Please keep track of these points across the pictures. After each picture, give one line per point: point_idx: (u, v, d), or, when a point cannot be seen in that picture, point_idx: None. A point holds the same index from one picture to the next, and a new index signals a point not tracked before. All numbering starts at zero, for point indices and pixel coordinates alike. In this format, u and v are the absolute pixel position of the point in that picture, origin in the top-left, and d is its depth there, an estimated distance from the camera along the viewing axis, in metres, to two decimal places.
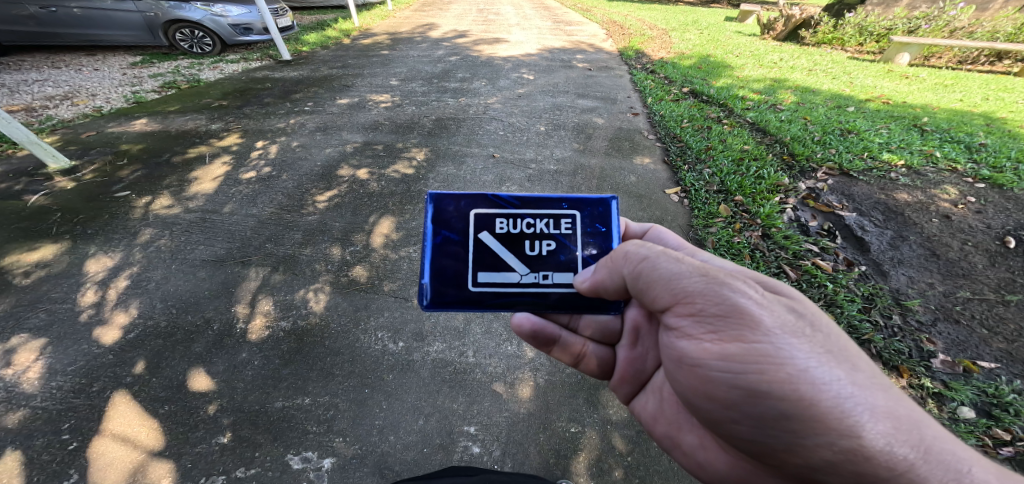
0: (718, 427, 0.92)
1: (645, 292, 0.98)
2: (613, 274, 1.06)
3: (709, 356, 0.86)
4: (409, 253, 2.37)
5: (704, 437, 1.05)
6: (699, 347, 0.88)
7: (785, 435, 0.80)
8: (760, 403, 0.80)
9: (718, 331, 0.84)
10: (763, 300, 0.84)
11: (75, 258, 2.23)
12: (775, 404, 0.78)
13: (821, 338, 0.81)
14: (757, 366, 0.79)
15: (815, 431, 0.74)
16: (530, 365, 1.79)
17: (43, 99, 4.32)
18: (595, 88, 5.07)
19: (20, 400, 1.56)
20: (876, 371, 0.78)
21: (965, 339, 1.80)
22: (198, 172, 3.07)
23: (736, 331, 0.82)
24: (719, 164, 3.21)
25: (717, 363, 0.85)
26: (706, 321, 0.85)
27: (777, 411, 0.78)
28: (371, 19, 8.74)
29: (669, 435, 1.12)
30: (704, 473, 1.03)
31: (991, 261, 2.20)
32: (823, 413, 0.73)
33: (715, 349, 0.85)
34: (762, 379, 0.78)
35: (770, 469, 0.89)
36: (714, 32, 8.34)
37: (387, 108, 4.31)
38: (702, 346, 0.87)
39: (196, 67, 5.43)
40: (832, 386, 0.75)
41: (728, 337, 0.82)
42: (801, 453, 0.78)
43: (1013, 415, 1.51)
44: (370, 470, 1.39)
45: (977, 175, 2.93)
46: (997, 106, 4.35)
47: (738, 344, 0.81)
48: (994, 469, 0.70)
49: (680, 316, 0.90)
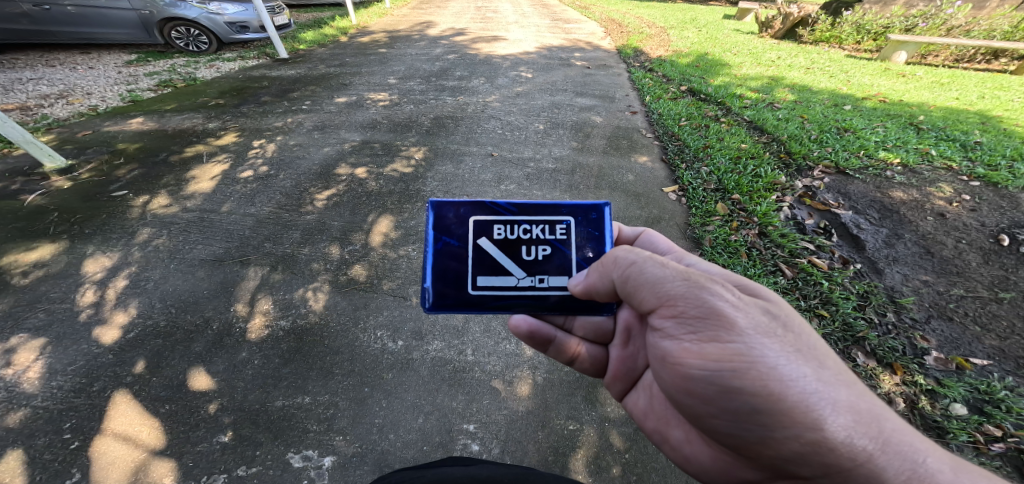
0: (698, 423, 0.94)
1: (631, 293, 0.99)
2: (602, 275, 1.06)
3: (689, 355, 0.87)
4: (408, 252, 2.38)
5: (689, 432, 1.06)
6: (681, 347, 0.89)
7: (758, 429, 0.82)
8: (734, 399, 0.81)
9: (698, 332, 0.85)
10: (740, 301, 0.85)
11: (74, 258, 2.22)
12: (749, 400, 0.79)
13: (793, 337, 0.82)
14: (731, 364, 0.81)
15: (785, 425, 0.76)
16: (528, 364, 1.80)
17: (37, 98, 4.29)
18: (593, 87, 5.07)
19: (21, 400, 1.56)
20: (844, 369, 0.79)
21: (958, 336, 1.82)
22: (196, 171, 3.06)
23: (713, 331, 0.83)
24: (717, 162, 3.22)
25: (696, 361, 0.86)
26: (687, 321, 0.87)
27: (750, 407, 0.80)
28: (370, 17, 8.71)
29: (658, 431, 1.13)
30: (691, 467, 1.05)
31: (985, 259, 2.22)
32: (793, 410, 0.75)
33: (695, 348, 0.86)
34: (739, 378, 0.79)
35: (748, 462, 0.90)
36: (712, 31, 8.36)
37: (385, 106, 4.30)
38: (684, 346, 0.88)
39: (193, 65, 5.39)
40: (800, 383, 0.77)
41: (707, 337, 0.83)
42: (773, 446, 0.81)
43: (1003, 412, 1.53)
44: (370, 468, 1.40)
45: (972, 173, 2.95)
46: (993, 104, 4.37)
47: (714, 344, 0.82)
48: (957, 461, 0.71)
49: (662, 317, 0.91)
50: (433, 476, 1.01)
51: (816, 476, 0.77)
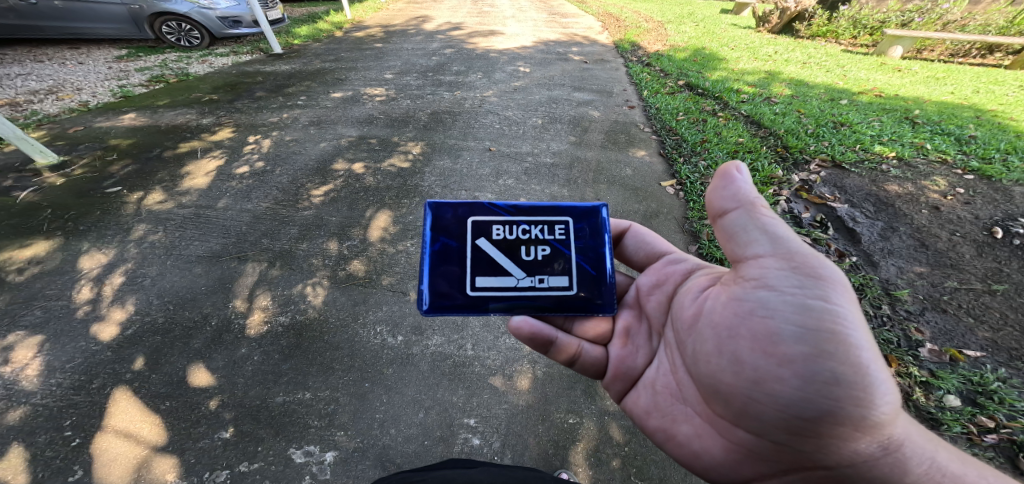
0: (748, 392, 0.87)
1: (742, 233, 0.99)
2: (720, 201, 1.06)
3: (786, 307, 0.85)
4: (407, 247, 2.38)
5: (699, 427, 1.00)
6: (781, 298, 0.87)
7: (826, 402, 0.78)
8: (820, 361, 0.79)
9: (808, 286, 0.86)
10: None
11: (69, 255, 2.20)
12: (833, 366, 0.78)
13: None
14: (829, 326, 0.81)
15: (853, 403, 0.77)
16: (528, 358, 1.81)
17: (27, 93, 4.23)
18: (591, 81, 5.05)
19: (20, 397, 1.56)
20: None
21: (952, 328, 1.84)
22: (191, 167, 3.03)
23: (821, 292, 0.85)
24: (714, 156, 3.23)
25: (792, 316, 0.84)
26: (801, 274, 0.88)
27: (832, 374, 0.78)
28: (364, 12, 8.61)
29: (662, 429, 1.07)
30: (698, 463, 0.99)
31: (979, 252, 2.25)
32: (866, 387, 0.78)
33: (799, 301, 0.85)
34: (832, 340, 0.80)
35: (772, 452, 0.87)
36: (709, 25, 8.33)
37: (381, 102, 4.26)
38: (785, 297, 0.86)
39: (185, 60, 5.32)
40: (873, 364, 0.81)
41: (816, 293, 0.84)
42: (831, 428, 0.78)
43: (996, 403, 1.56)
44: (372, 463, 1.41)
45: (966, 167, 2.98)
46: (987, 98, 4.40)
47: (820, 303, 0.83)
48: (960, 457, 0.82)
49: (771, 267, 0.92)
50: (434, 479, 1.01)
51: (841, 465, 0.79)
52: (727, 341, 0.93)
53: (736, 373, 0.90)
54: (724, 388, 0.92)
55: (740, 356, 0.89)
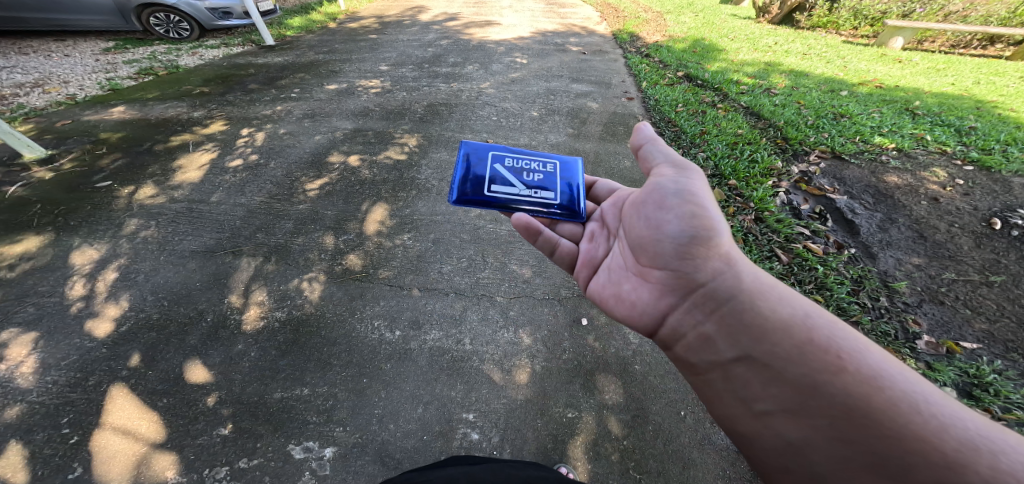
0: (656, 261, 1.03)
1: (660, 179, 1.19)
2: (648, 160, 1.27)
3: (677, 211, 1.06)
4: (403, 241, 2.35)
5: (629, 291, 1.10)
6: (674, 209, 1.07)
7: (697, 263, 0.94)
8: (691, 234, 0.98)
9: (694, 205, 1.05)
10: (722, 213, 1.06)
11: (59, 251, 2.17)
12: (700, 242, 0.97)
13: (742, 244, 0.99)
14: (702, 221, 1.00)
15: (712, 261, 0.93)
16: (526, 352, 1.80)
17: (12, 86, 4.13)
18: (589, 72, 4.99)
19: (16, 395, 1.54)
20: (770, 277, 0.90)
21: (948, 319, 1.85)
22: (182, 161, 2.98)
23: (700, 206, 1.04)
24: (714, 148, 3.21)
25: (679, 216, 1.04)
26: (691, 198, 1.07)
27: (700, 245, 0.96)
28: (358, 2, 8.45)
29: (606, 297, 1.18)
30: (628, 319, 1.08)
31: (977, 243, 2.24)
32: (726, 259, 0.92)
33: (684, 208, 1.05)
34: (703, 226, 0.99)
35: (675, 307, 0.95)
36: (709, 15, 8.24)
37: (377, 94, 4.20)
38: (676, 208, 1.07)
39: (174, 52, 5.21)
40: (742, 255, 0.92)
41: (697, 207, 1.04)
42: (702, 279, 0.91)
43: (992, 395, 1.56)
44: (371, 458, 1.40)
45: (965, 158, 2.97)
46: (988, 89, 4.38)
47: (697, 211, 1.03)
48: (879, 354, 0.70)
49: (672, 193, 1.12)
50: (436, 476, 1.00)
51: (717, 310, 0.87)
52: (642, 233, 1.13)
53: (648, 252, 1.07)
54: (641, 262, 1.09)
55: (651, 243, 1.07)
